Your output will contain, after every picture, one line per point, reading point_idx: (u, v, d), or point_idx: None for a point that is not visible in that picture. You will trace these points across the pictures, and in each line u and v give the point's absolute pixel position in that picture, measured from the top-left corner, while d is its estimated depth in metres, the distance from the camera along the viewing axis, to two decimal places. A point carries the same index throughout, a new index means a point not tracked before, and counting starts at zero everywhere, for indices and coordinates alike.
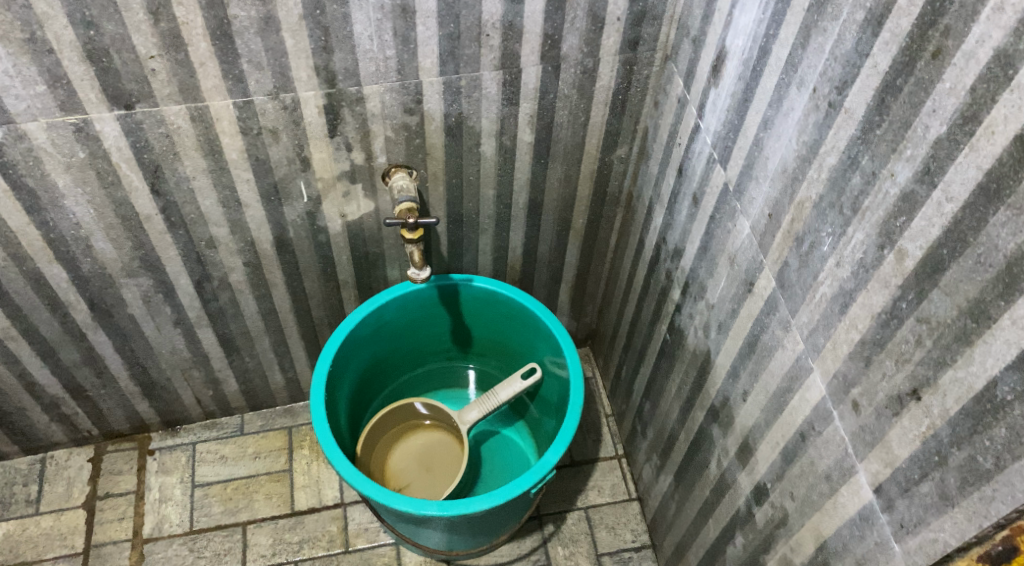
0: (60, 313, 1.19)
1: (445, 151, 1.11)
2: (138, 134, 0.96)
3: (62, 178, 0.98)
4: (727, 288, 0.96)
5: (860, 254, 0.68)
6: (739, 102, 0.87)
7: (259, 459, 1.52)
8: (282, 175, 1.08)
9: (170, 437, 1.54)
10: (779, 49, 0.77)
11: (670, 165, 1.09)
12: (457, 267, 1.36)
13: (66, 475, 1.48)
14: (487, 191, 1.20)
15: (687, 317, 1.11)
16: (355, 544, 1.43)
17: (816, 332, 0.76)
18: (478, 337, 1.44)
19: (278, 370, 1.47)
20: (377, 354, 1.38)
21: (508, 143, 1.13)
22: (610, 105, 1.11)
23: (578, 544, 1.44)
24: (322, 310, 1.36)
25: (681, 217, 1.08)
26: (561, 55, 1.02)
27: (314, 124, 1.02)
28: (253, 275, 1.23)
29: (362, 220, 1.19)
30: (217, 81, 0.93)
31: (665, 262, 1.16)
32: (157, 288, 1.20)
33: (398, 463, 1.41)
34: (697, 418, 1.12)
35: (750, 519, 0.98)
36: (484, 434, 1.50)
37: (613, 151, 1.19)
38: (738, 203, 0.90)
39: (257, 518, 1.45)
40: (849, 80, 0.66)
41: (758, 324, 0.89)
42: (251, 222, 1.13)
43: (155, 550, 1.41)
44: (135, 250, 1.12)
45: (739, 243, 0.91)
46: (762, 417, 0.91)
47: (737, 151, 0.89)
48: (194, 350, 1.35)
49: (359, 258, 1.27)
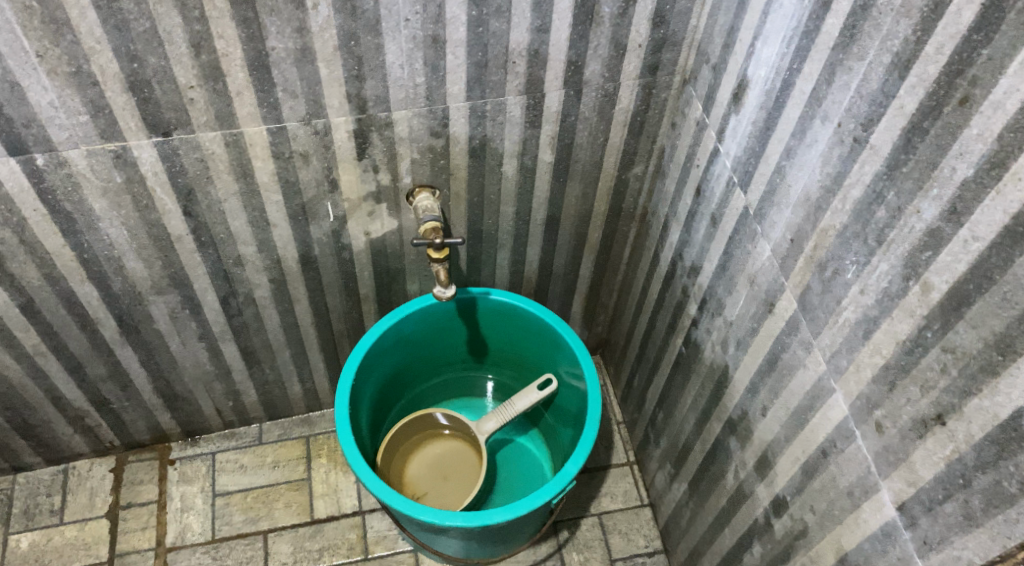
0: (90, 329, 1.21)
1: (468, 171, 1.14)
2: (174, 159, 0.98)
3: (99, 202, 1.01)
4: (746, 306, 0.99)
5: (884, 283, 0.71)
6: (761, 130, 0.90)
7: (279, 468, 1.55)
8: (311, 197, 1.10)
9: (190, 447, 1.56)
10: (802, 83, 0.80)
11: (687, 185, 1.12)
12: (475, 280, 1.39)
13: (89, 486, 1.50)
14: (507, 209, 1.23)
15: (703, 331, 1.14)
16: (374, 551, 1.46)
17: (838, 355, 0.80)
18: (493, 348, 1.47)
19: (296, 381, 1.50)
20: (397, 365, 1.41)
21: (529, 163, 1.16)
22: (629, 126, 1.14)
23: (592, 550, 1.47)
24: (343, 323, 1.38)
25: (698, 236, 1.11)
26: (583, 80, 1.05)
27: (344, 148, 1.04)
28: (278, 290, 1.26)
29: (385, 238, 1.22)
30: (252, 109, 0.95)
31: (681, 278, 1.19)
32: (184, 304, 1.22)
33: (416, 471, 1.44)
34: (713, 430, 1.15)
35: (769, 529, 1.02)
36: (498, 443, 1.53)
37: (629, 169, 1.21)
38: (759, 226, 0.93)
39: (278, 527, 1.48)
40: (874, 118, 0.70)
41: (779, 344, 0.92)
42: (278, 240, 1.16)
43: (178, 559, 1.43)
44: (165, 268, 1.14)
45: (759, 265, 0.94)
46: (782, 432, 0.94)
47: (758, 176, 0.92)
48: (216, 362, 1.38)
49: (381, 273, 1.29)
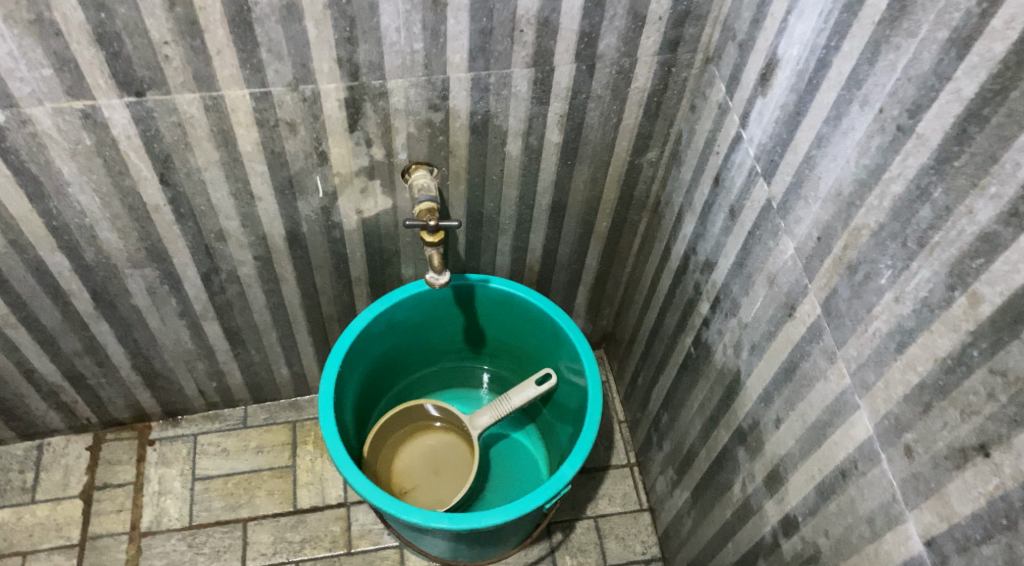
0: (62, 301, 1.14)
1: (468, 149, 1.05)
2: (148, 122, 0.91)
3: (68, 166, 0.93)
4: (764, 308, 0.91)
5: (924, 292, 0.65)
6: (790, 115, 0.81)
7: (262, 454, 1.48)
8: (298, 170, 1.03)
9: (171, 428, 1.50)
10: (840, 62, 0.72)
11: (704, 174, 1.03)
12: (474, 266, 1.31)
13: (63, 463, 1.44)
14: (510, 192, 1.15)
15: (715, 332, 1.05)
16: (357, 545, 1.40)
17: (865, 368, 0.73)
18: (491, 338, 1.40)
19: (284, 364, 1.43)
20: (387, 352, 1.34)
21: (535, 143, 1.07)
22: (644, 107, 1.05)
23: (587, 553, 1.40)
24: (333, 306, 1.31)
25: (714, 229, 1.02)
26: (597, 54, 0.96)
27: (334, 118, 0.96)
28: (263, 269, 1.19)
29: (379, 218, 1.14)
30: (234, 70, 0.88)
31: (694, 274, 1.10)
32: (163, 279, 1.15)
33: (405, 466, 1.37)
34: (720, 439, 1.08)
35: (776, 549, 0.94)
36: (493, 438, 1.45)
37: (643, 154, 1.13)
38: (782, 222, 0.85)
39: (259, 515, 1.42)
40: (923, 103, 0.63)
41: (798, 351, 0.85)
42: (263, 216, 1.09)
43: (153, 545, 1.37)
44: (142, 240, 1.07)
45: (781, 264, 0.86)
46: (797, 447, 0.87)
47: (784, 166, 0.84)
48: (198, 341, 1.31)
49: (374, 255, 1.22)
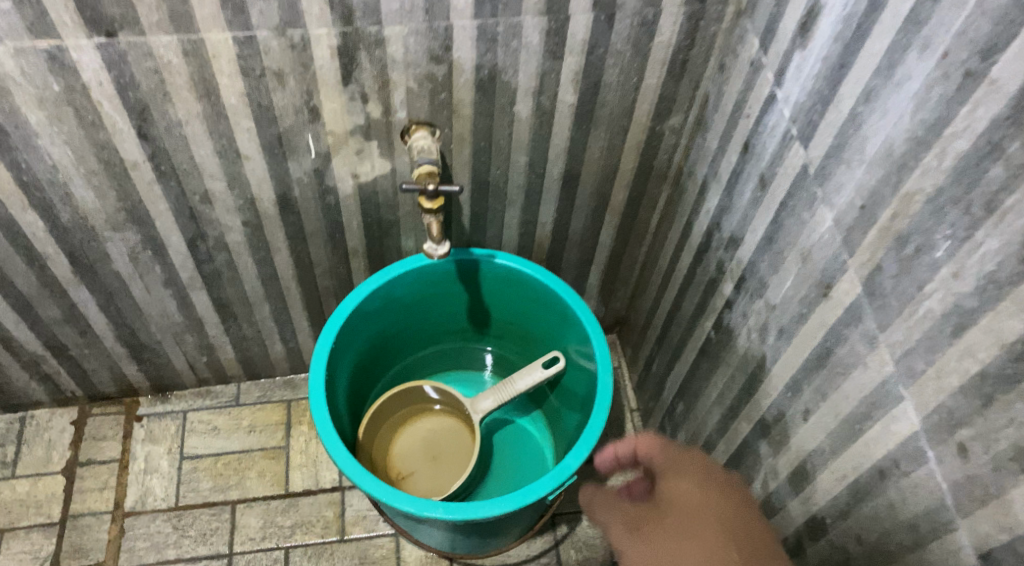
0: (38, 265, 1.07)
1: (473, 108, 0.97)
2: (121, 67, 0.84)
3: (35, 114, 0.86)
4: (795, 287, 0.82)
5: (991, 266, 0.57)
6: (833, 68, 0.72)
7: (254, 433, 1.41)
8: (288, 127, 0.94)
9: (160, 404, 1.43)
10: (896, 2, 0.63)
11: (732, 140, 0.93)
12: (479, 240, 1.22)
13: (46, 438, 1.38)
14: (518, 159, 1.06)
15: (739, 315, 0.96)
16: (350, 532, 1.32)
17: (912, 354, 0.65)
18: (496, 318, 1.31)
19: (278, 339, 1.36)
20: (385, 329, 1.26)
21: (547, 104, 0.98)
22: (668, 66, 0.96)
23: (593, 548, 1.32)
24: (328, 279, 1.23)
25: (742, 201, 0.93)
26: (616, 3, 0.87)
27: (326, 69, 0.88)
28: (253, 236, 1.11)
29: (376, 183, 1.06)
30: (214, 10, 0.80)
31: (716, 251, 1.01)
32: (146, 244, 1.08)
33: (403, 450, 1.29)
34: (739, 431, 0.99)
35: (799, 553, 0.86)
36: (496, 423, 1.37)
37: (665, 119, 1.03)
38: (820, 190, 0.76)
39: (248, 498, 1.35)
40: (1000, 42, 0.55)
41: (833, 336, 0.76)
42: (251, 177, 1.01)
43: (136, 525, 1.31)
44: (120, 201, 1.00)
45: (817, 238, 0.77)
46: (827, 442, 0.79)
47: (824, 127, 0.74)
48: (186, 313, 1.24)
49: (371, 224, 1.14)
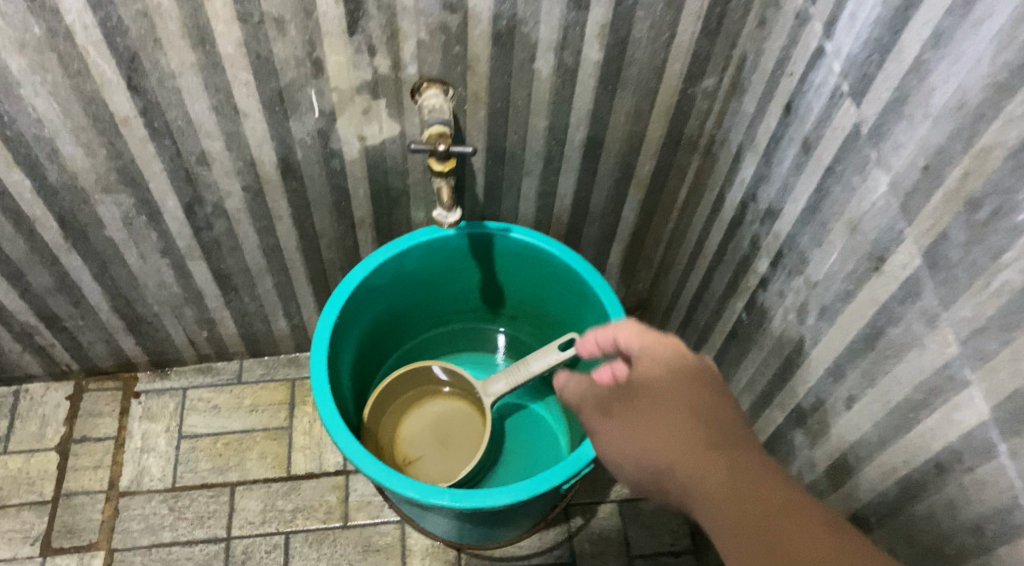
0: (27, 229, 1.01)
1: (490, 64, 0.90)
2: (107, 9, 0.77)
3: (16, 60, 0.80)
4: (841, 262, 0.74)
5: None
6: (894, 12, 0.64)
7: (256, 413, 1.35)
8: (290, 81, 0.88)
9: (159, 380, 1.37)
10: None
11: (772, 102, 0.85)
12: (494, 213, 1.15)
13: (41, 413, 1.33)
14: (538, 123, 0.99)
15: (775, 295, 0.88)
16: (354, 518, 1.26)
17: (984, 333, 0.59)
18: (510, 296, 1.24)
19: (281, 315, 1.29)
20: (392, 305, 1.18)
21: (569, 61, 0.91)
22: (702, 21, 0.88)
23: (609, 541, 1.25)
24: (334, 252, 1.16)
25: (781, 168, 0.85)
26: None
27: (330, 16, 0.82)
28: (254, 203, 1.04)
29: (384, 146, 0.99)
30: None
31: (751, 226, 0.93)
32: (140, 209, 1.02)
33: (409, 434, 1.23)
34: (772, 420, 0.92)
35: None
36: (508, 408, 1.30)
37: (697, 82, 0.95)
38: (875, 152, 0.68)
39: (249, 480, 1.29)
40: None
41: (886, 314, 0.68)
42: (251, 137, 0.94)
43: (131, 506, 1.25)
44: (111, 160, 0.93)
45: (868, 206, 0.69)
46: (875, 432, 0.72)
47: (881, 79, 0.66)
48: (185, 284, 1.17)
49: (380, 192, 1.07)
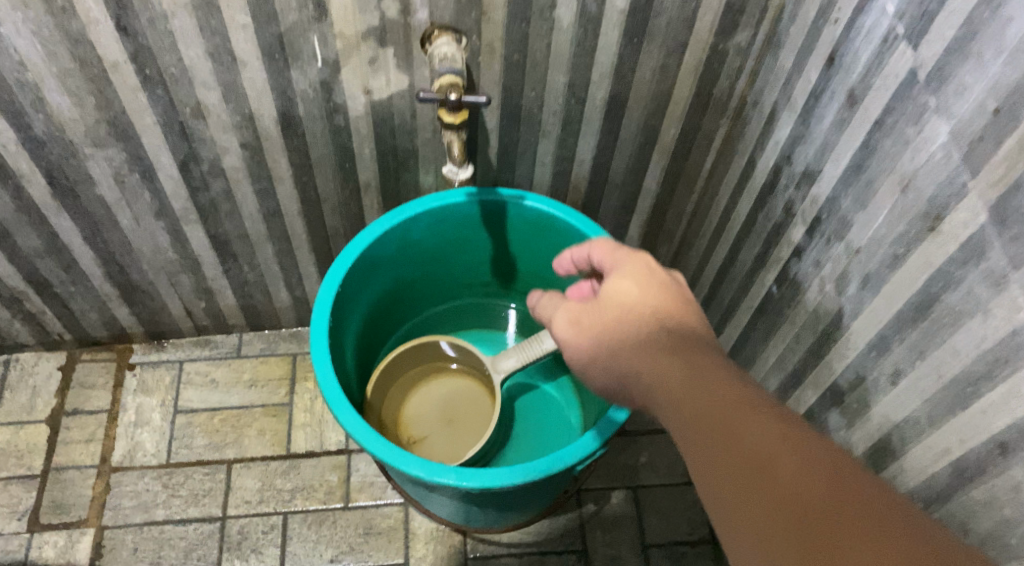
0: (12, 184, 0.95)
1: (507, 10, 0.84)
2: None
3: None
4: (890, 224, 0.68)
5: None
6: None
7: (255, 388, 1.30)
8: (292, 25, 0.82)
9: (154, 352, 1.32)
10: None
11: (813, 53, 0.79)
12: (507, 179, 1.08)
13: (31, 384, 1.27)
14: (557, 79, 0.92)
15: (810, 265, 0.81)
16: (356, 499, 1.20)
17: None
18: (523, 270, 1.17)
19: (282, 286, 1.23)
20: (398, 276, 1.12)
21: (593, 9, 0.85)
22: None
23: (622, 529, 1.19)
24: (338, 218, 1.10)
25: (821, 126, 0.78)
26: None
27: None
28: (253, 162, 0.98)
29: (392, 101, 0.93)
30: None
31: (784, 191, 0.86)
32: (132, 165, 0.96)
33: (415, 413, 1.17)
34: (806, 399, 0.86)
35: None
36: (519, 388, 1.24)
37: (730, 36, 0.89)
38: (935, 98, 0.61)
39: (246, 457, 1.23)
40: None
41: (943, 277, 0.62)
42: (249, 88, 0.88)
43: (123, 482, 1.20)
44: (100, 110, 0.87)
45: (923, 160, 0.63)
46: (926, 410, 0.66)
47: (944, 15, 0.59)
48: (181, 250, 1.12)
49: (387, 153, 1.00)
